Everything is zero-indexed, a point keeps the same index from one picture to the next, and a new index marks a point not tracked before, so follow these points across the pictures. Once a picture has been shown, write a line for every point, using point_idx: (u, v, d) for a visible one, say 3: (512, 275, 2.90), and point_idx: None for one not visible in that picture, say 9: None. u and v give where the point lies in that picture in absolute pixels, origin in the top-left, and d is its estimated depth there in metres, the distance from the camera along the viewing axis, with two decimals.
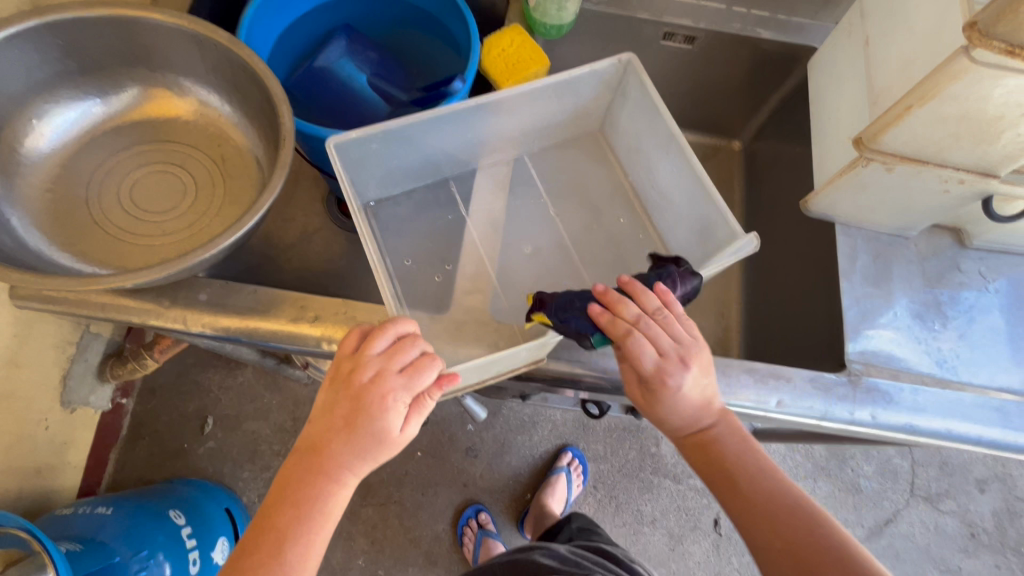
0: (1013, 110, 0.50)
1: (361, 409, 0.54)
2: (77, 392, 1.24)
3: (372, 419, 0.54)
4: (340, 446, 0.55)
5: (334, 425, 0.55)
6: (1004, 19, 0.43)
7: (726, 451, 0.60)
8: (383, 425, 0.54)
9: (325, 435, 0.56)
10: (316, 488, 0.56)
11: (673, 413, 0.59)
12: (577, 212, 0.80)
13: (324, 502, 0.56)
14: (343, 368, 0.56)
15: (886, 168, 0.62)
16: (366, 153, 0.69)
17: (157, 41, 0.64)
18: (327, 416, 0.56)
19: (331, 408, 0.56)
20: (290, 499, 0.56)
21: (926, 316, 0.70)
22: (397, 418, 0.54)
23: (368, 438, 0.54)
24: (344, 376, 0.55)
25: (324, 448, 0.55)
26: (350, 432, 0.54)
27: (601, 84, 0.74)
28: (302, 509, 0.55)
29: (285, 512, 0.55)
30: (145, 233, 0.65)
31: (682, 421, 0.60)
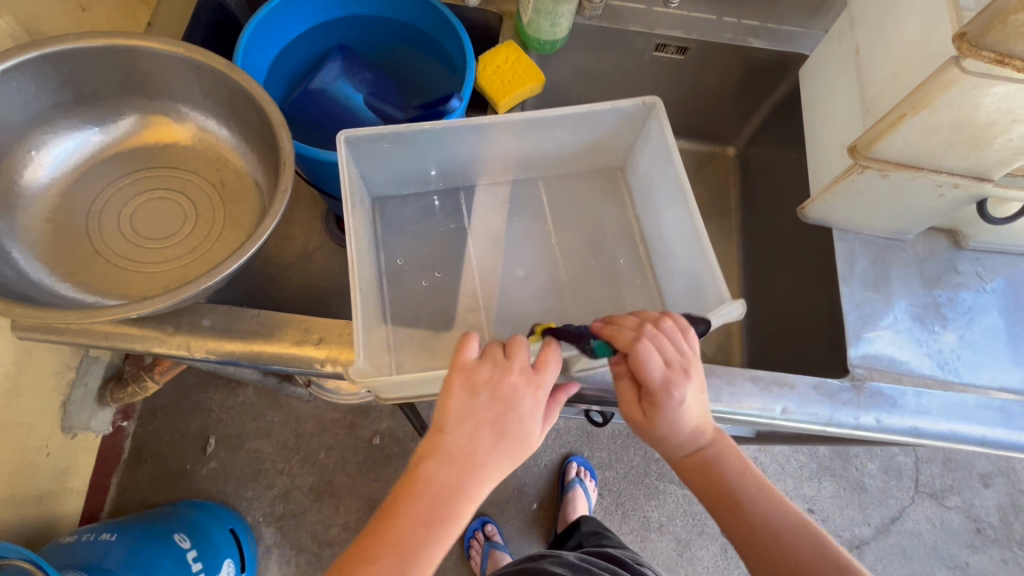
0: (1005, 117, 0.50)
1: (511, 409, 0.52)
2: (78, 417, 1.23)
3: (522, 417, 0.53)
4: (489, 454, 0.52)
5: (478, 432, 0.52)
6: (993, 29, 0.44)
7: (723, 470, 0.60)
8: (532, 424, 0.54)
9: (471, 445, 0.52)
10: (452, 506, 0.51)
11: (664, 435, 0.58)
12: (575, 246, 0.75)
13: (457, 519, 0.51)
14: (477, 373, 0.53)
15: (881, 175, 0.62)
16: (375, 151, 0.66)
17: (154, 69, 0.65)
18: (468, 424, 0.52)
19: (471, 414, 0.52)
20: (421, 517, 0.50)
21: (925, 319, 0.71)
22: (539, 417, 0.54)
23: (515, 439, 0.53)
24: (481, 380, 0.53)
25: (470, 458, 0.51)
26: (499, 438, 0.52)
27: (623, 123, 0.69)
28: (433, 530, 0.50)
29: (414, 531, 0.50)
30: (147, 260, 0.65)
31: (673, 441, 0.59)
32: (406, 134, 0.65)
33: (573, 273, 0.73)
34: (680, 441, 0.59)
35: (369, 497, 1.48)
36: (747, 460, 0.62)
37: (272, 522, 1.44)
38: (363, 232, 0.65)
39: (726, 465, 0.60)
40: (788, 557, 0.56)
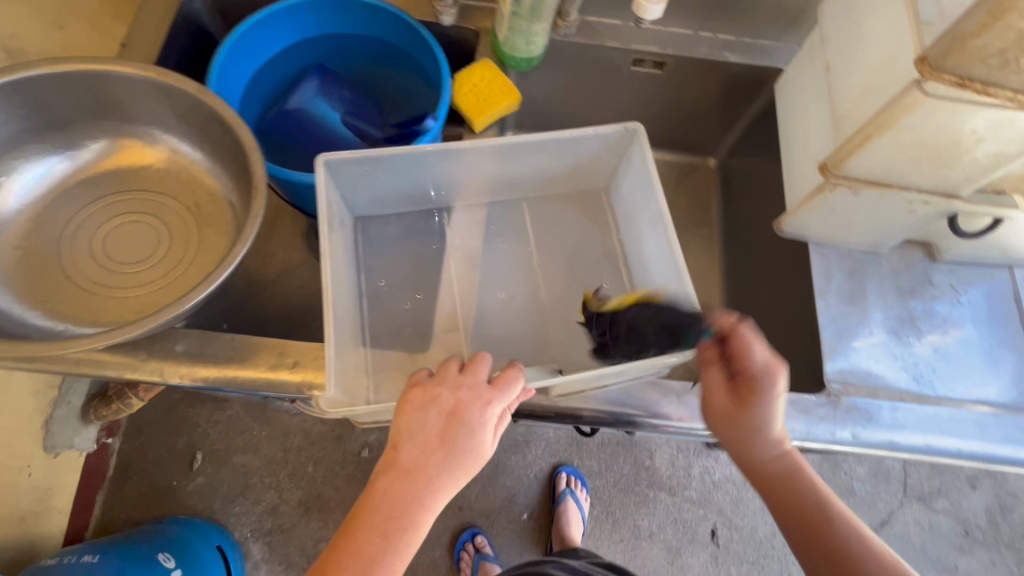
0: (969, 137, 0.51)
1: (459, 424, 0.53)
2: (61, 435, 1.22)
3: (471, 432, 0.53)
4: (441, 470, 0.52)
5: (428, 448, 0.53)
6: (952, 54, 0.45)
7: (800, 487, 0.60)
8: (484, 439, 0.54)
9: (421, 459, 0.53)
10: (407, 517, 0.52)
11: (750, 430, 0.60)
12: (558, 268, 0.74)
13: (414, 530, 0.53)
14: (425, 391, 0.55)
15: (852, 192, 0.63)
16: (356, 174, 0.65)
17: (125, 94, 0.64)
18: (419, 439, 0.53)
19: (420, 430, 0.54)
20: (379, 528, 0.52)
21: (901, 332, 0.71)
22: (492, 432, 0.55)
23: (465, 455, 0.53)
24: (432, 397, 0.55)
25: (420, 472, 0.53)
26: (447, 452, 0.53)
27: (607, 147, 0.68)
28: (391, 540, 0.52)
29: (372, 541, 0.52)
30: (120, 286, 0.64)
31: (759, 444, 0.60)
32: (384, 159, 0.64)
33: (556, 292, 0.72)
34: (771, 449, 0.61)
35: None
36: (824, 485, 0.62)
37: (260, 537, 1.43)
38: (342, 255, 0.63)
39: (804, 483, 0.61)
40: None
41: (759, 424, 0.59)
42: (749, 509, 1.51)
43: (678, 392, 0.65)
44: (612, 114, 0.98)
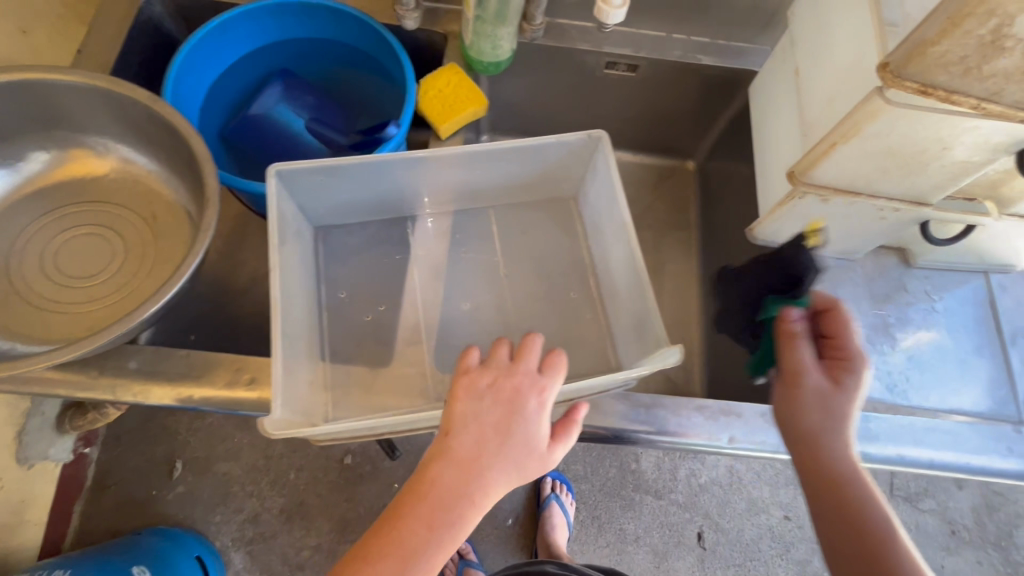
0: (935, 145, 0.50)
1: (514, 413, 0.52)
2: (35, 446, 1.20)
3: (526, 422, 0.52)
4: (496, 460, 0.50)
5: (482, 438, 0.51)
6: (913, 60, 0.43)
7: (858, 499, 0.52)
8: (538, 432, 0.52)
9: (477, 448, 0.50)
10: (455, 510, 0.49)
11: (830, 423, 0.53)
12: (525, 278, 0.72)
13: (463, 524, 0.50)
14: (478, 379, 0.54)
15: (821, 200, 0.61)
16: (313, 183, 0.63)
17: (73, 102, 0.62)
18: (474, 428, 0.51)
19: (475, 419, 0.51)
20: (425, 519, 0.49)
21: (874, 340, 0.70)
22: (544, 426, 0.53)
23: (520, 445, 0.51)
24: (484, 386, 0.53)
25: (475, 463, 0.50)
26: (502, 443, 0.51)
27: (570, 155, 0.67)
28: (438, 532, 0.49)
29: (418, 533, 0.49)
30: (71, 301, 0.62)
31: (838, 449, 0.53)
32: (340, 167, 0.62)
33: (523, 302, 0.70)
34: (845, 456, 0.53)
35: (340, 519, 1.44)
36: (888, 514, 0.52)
37: (242, 546, 1.40)
38: (295, 267, 0.62)
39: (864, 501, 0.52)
40: None
41: (835, 421, 0.53)
42: (735, 511, 1.50)
43: (647, 405, 0.64)
44: (587, 118, 0.96)
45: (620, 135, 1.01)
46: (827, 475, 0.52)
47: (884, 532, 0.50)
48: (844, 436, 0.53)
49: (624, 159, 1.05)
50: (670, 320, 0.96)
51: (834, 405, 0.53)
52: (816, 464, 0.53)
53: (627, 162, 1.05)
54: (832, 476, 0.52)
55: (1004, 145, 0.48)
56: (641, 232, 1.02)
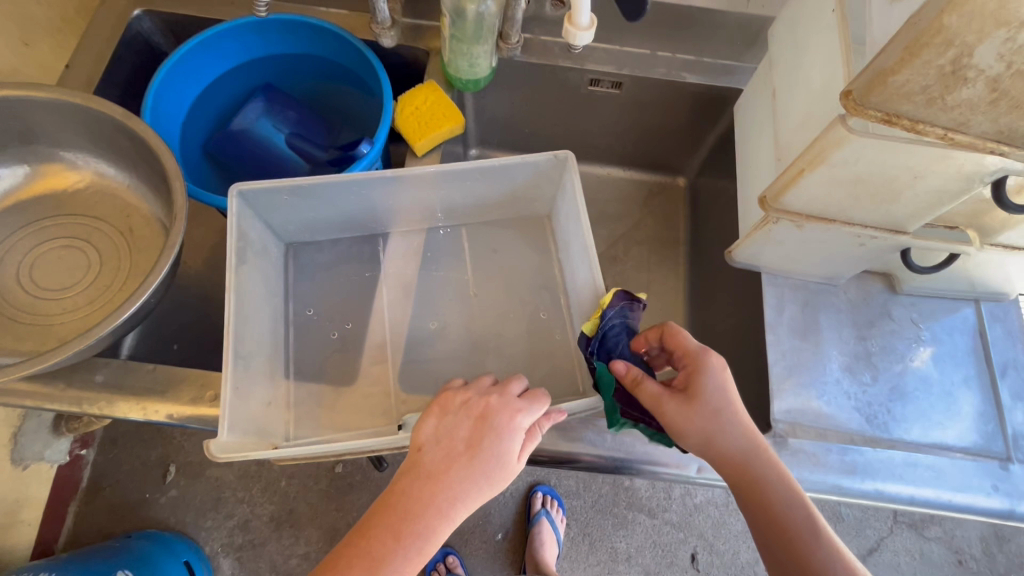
0: (904, 174, 0.48)
1: (488, 428, 0.50)
2: (30, 448, 1.22)
3: (498, 438, 0.50)
4: (463, 474, 0.48)
5: (452, 451, 0.49)
6: (875, 90, 0.42)
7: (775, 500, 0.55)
8: (512, 450, 0.50)
9: (444, 461, 0.49)
10: (421, 521, 0.47)
11: (716, 432, 0.55)
12: (496, 298, 0.72)
13: (428, 538, 0.47)
14: (457, 397, 0.53)
15: (795, 225, 0.60)
16: (278, 204, 0.65)
17: (52, 118, 0.64)
18: (444, 442, 0.50)
19: (448, 433, 0.51)
20: (392, 529, 0.47)
21: (855, 370, 0.68)
22: (521, 448, 0.51)
23: (491, 461, 0.49)
24: (459, 402, 0.53)
25: (442, 474, 0.48)
26: (472, 457, 0.49)
27: (539, 177, 0.68)
28: (403, 545, 0.47)
29: (384, 544, 0.46)
30: (45, 313, 0.63)
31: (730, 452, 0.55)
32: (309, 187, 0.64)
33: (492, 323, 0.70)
34: (742, 459, 0.55)
35: (328, 528, 1.42)
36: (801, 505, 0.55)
37: (230, 553, 1.40)
38: (255, 284, 0.63)
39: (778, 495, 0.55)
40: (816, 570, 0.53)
41: (718, 429, 0.55)
42: (731, 532, 1.45)
43: (614, 431, 0.63)
44: (574, 134, 0.95)
45: (609, 150, 1.00)
46: (744, 482, 0.55)
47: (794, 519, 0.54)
48: (722, 438, 0.55)
49: (613, 174, 1.04)
50: None
51: (697, 416, 0.55)
52: (733, 472, 0.56)
53: (616, 178, 1.03)
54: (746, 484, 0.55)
55: (977, 176, 0.46)
56: (629, 249, 1.00)
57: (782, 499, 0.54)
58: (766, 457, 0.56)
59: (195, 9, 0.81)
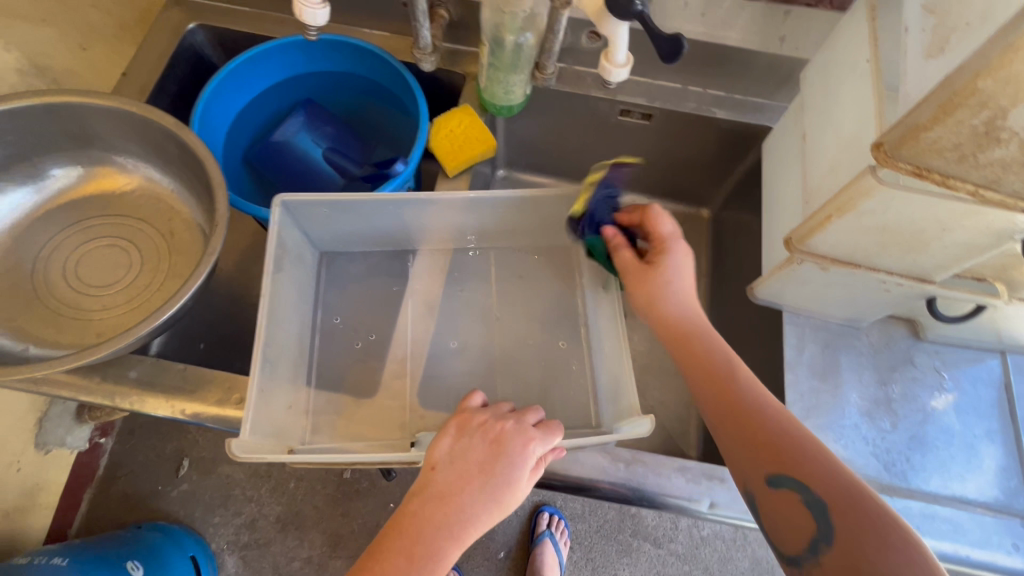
0: (932, 226, 0.48)
1: (501, 453, 0.51)
2: (54, 433, 1.25)
3: (511, 464, 0.51)
4: (476, 498, 0.49)
5: (466, 473, 0.50)
6: (907, 143, 0.42)
7: (708, 349, 0.58)
8: (523, 478, 0.51)
9: (458, 483, 0.50)
10: (433, 543, 0.48)
11: (662, 294, 0.61)
12: (516, 321, 0.73)
13: (439, 561, 0.47)
14: (474, 420, 0.55)
15: (820, 268, 0.60)
16: (318, 215, 0.67)
17: (107, 123, 0.67)
18: (458, 463, 0.51)
19: (461, 455, 0.52)
20: (405, 551, 0.47)
21: (875, 415, 0.67)
22: (530, 476, 0.52)
23: (502, 487, 0.50)
24: (477, 424, 0.54)
25: (454, 497, 0.49)
26: (485, 481, 0.50)
27: (568, 204, 0.70)
28: (416, 568, 0.47)
29: (396, 565, 0.46)
30: (86, 308, 0.66)
31: (670, 306, 0.60)
32: (345, 204, 0.66)
33: (509, 346, 0.72)
34: (680, 313, 0.60)
35: (332, 534, 1.43)
36: (735, 360, 0.57)
37: (235, 551, 1.41)
38: (289, 293, 0.65)
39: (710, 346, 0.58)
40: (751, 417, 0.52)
41: (668, 290, 0.61)
42: (738, 569, 1.42)
43: (627, 460, 0.63)
44: (601, 161, 0.96)
45: (634, 179, 1.01)
46: (677, 333, 0.59)
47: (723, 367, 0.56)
48: (668, 298, 0.61)
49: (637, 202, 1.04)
50: (669, 371, 0.93)
51: (655, 276, 0.61)
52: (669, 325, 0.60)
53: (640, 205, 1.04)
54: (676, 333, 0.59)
55: (1007, 233, 0.46)
56: None
57: (710, 346, 0.58)
58: (695, 319, 0.60)
59: (248, 25, 0.85)
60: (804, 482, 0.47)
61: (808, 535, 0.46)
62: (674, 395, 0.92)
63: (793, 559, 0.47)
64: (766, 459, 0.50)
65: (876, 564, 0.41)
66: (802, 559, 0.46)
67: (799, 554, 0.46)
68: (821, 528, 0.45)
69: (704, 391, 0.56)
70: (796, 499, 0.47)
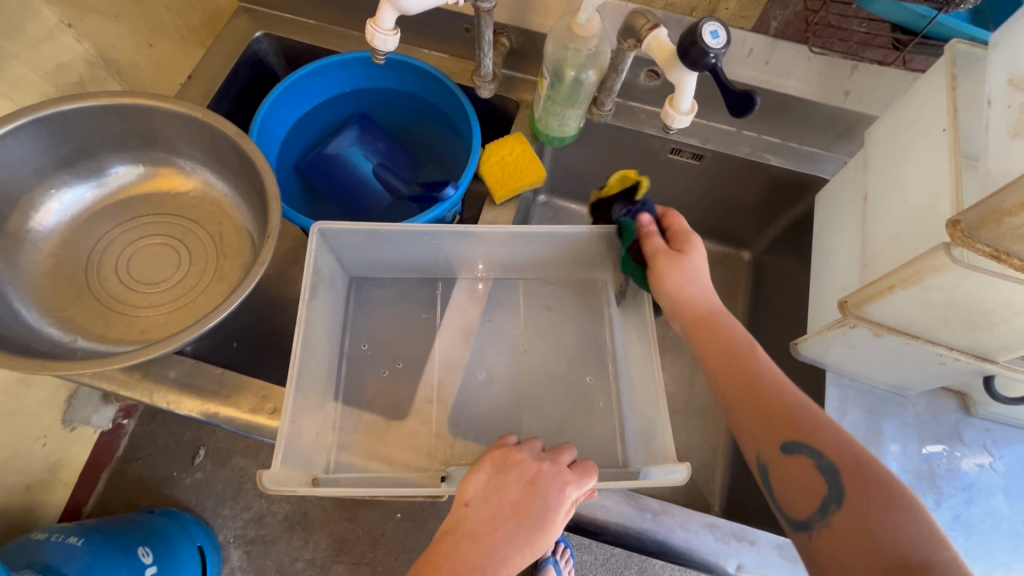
0: (1005, 308, 0.46)
1: (537, 496, 0.51)
2: (81, 411, 1.28)
3: (546, 508, 0.50)
4: (509, 539, 0.49)
5: (500, 514, 0.50)
6: (988, 225, 0.41)
7: (727, 331, 0.58)
8: (556, 523, 0.50)
9: (490, 523, 0.50)
10: None
11: (688, 279, 0.60)
12: (547, 354, 0.73)
13: None
14: (511, 456, 0.54)
15: (873, 334, 0.58)
16: (352, 242, 0.68)
17: (172, 126, 0.69)
18: (492, 501, 0.51)
19: (495, 493, 0.51)
20: None
21: (917, 489, 0.64)
22: (563, 519, 0.51)
23: (536, 530, 0.50)
24: (513, 462, 0.54)
25: (488, 537, 0.49)
26: (519, 523, 0.50)
27: (603, 240, 0.70)
28: None
29: None
30: (134, 304, 0.67)
31: (693, 290, 0.60)
32: (380, 232, 0.66)
33: (541, 379, 0.71)
34: (704, 296, 0.60)
35: (338, 537, 1.43)
36: (746, 340, 0.58)
37: (241, 545, 1.41)
38: (321, 319, 0.65)
39: (729, 329, 0.58)
40: (766, 391, 0.53)
41: (693, 274, 0.61)
42: None
43: (655, 510, 0.62)
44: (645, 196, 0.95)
45: None
46: (700, 314, 0.59)
47: (740, 347, 0.57)
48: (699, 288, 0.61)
49: None
50: (697, 415, 0.91)
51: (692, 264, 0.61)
52: (691, 307, 0.60)
53: None
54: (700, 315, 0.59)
55: None
56: None
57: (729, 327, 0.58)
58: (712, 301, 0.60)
59: (312, 38, 0.87)
60: (817, 448, 0.49)
61: (818, 498, 0.47)
62: (700, 441, 0.89)
63: (801, 523, 0.48)
64: (778, 428, 0.51)
65: (883, 521, 0.43)
66: (810, 521, 0.47)
67: (809, 517, 0.47)
68: (832, 491, 0.47)
69: (722, 368, 0.56)
70: (808, 465, 0.48)
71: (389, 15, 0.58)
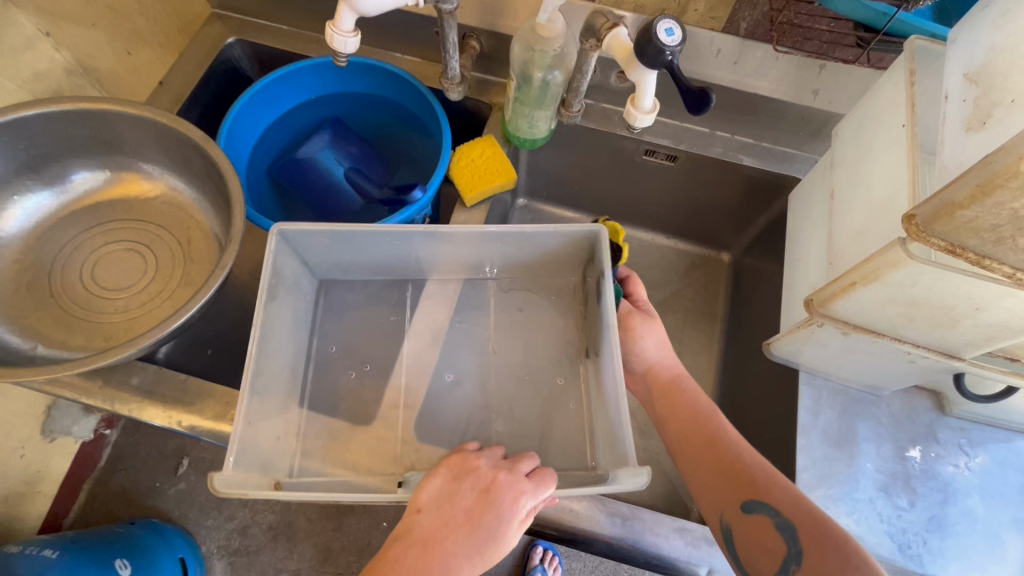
0: (966, 304, 0.46)
1: (490, 504, 0.50)
2: (61, 422, 1.26)
3: (498, 518, 0.49)
4: (457, 547, 0.48)
5: (452, 521, 0.50)
6: (940, 219, 0.40)
7: (689, 396, 0.68)
8: (510, 532, 0.49)
9: (441, 530, 0.49)
10: None
11: (654, 345, 0.72)
12: (516, 355, 0.72)
13: None
14: (469, 463, 0.54)
15: (841, 332, 0.58)
16: (314, 244, 0.67)
17: (138, 130, 0.69)
18: (445, 508, 0.50)
19: (448, 500, 0.51)
20: None
21: (892, 490, 0.64)
22: (517, 530, 0.50)
23: (487, 540, 0.49)
24: (470, 468, 0.53)
25: (438, 544, 0.49)
26: (470, 531, 0.49)
27: (569, 242, 0.69)
28: None
29: None
30: (98, 309, 0.66)
31: (664, 363, 0.72)
32: (343, 233, 0.66)
33: (509, 384, 0.70)
34: (672, 369, 0.72)
35: (323, 548, 1.41)
36: (710, 407, 0.67)
37: (224, 556, 1.39)
38: (283, 318, 0.64)
39: (692, 396, 0.68)
40: (724, 451, 0.61)
41: (658, 342, 0.73)
42: None
43: (625, 515, 0.60)
44: (622, 197, 0.95)
45: (656, 219, 0.98)
46: (668, 385, 0.70)
47: (698, 412, 0.66)
48: (664, 357, 0.72)
49: (657, 241, 1.01)
50: None
51: (656, 336, 0.73)
52: (660, 378, 0.71)
53: (659, 245, 1.01)
54: (668, 382, 0.70)
55: None
56: (663, 317, 0.97)
57: (690, 392, 0.69)
58: (681, 372, 0.71)
59: (285, 44, 0.88)
60: (777, 506, 0.54)
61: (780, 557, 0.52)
62: None
63: None
64: (739, 487, 0.57)
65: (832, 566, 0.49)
66: None
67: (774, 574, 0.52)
68: (792, 549, 0.52)
69: (688, 435, 0.65)
70: (769, 521, 0.54)
71: (348, 17, 0.58)
